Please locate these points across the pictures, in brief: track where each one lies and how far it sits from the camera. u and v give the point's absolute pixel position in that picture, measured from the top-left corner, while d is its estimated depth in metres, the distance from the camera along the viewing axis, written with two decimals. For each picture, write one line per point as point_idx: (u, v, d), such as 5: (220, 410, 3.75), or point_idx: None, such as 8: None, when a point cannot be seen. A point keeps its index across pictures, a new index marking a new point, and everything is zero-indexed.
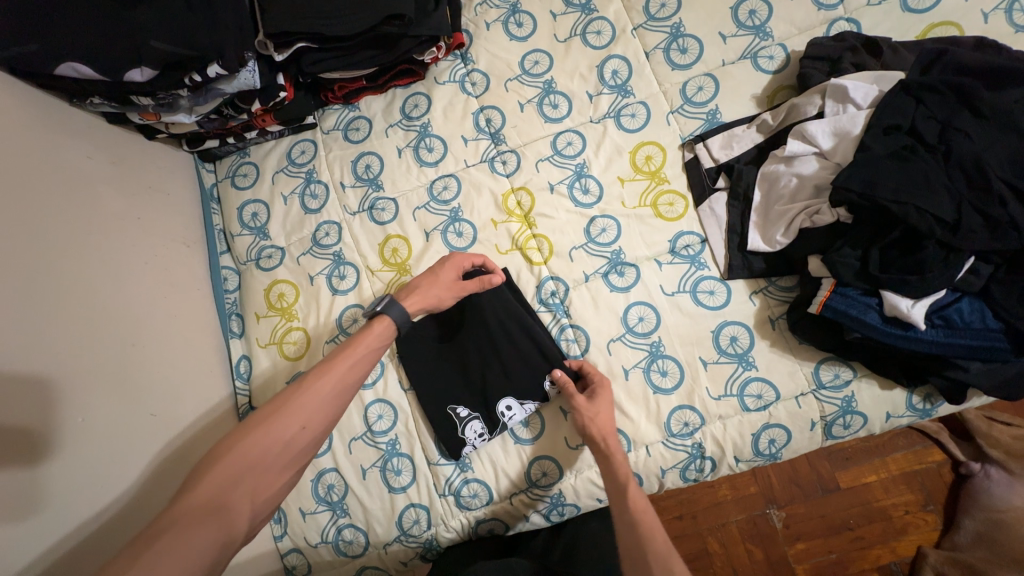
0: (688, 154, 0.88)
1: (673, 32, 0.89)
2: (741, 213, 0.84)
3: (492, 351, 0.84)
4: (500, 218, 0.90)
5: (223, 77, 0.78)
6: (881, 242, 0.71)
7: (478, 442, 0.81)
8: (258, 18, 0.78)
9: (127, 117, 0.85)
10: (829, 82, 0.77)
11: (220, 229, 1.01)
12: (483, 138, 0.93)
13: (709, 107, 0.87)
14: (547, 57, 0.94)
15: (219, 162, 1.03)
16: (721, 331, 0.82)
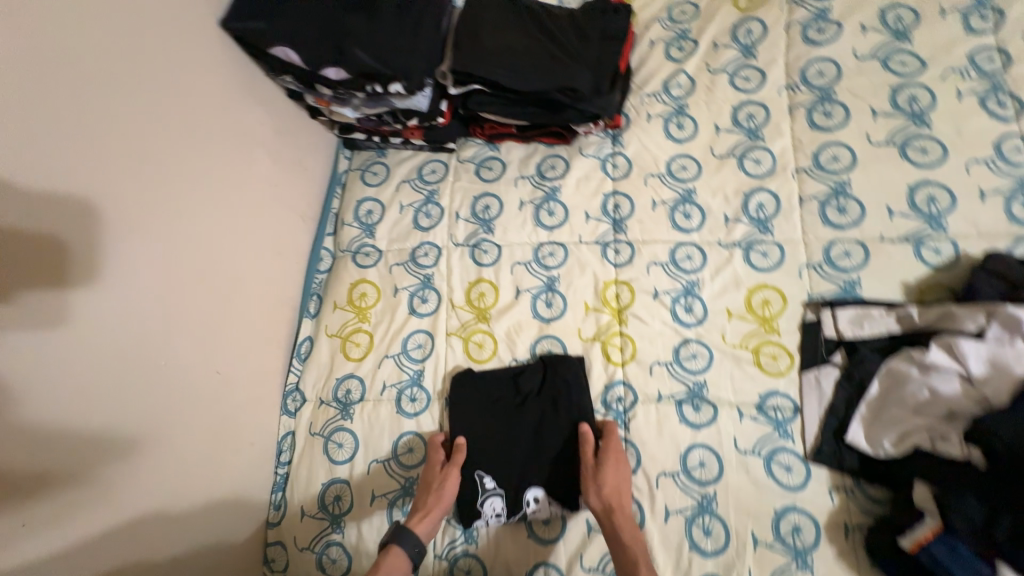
0: (810, 315, 0.82)
1: (836, 188, 0.85)
2: (848, 398, 0.77)
3: (540, 432, 0.81)
4: (593, 304, 0.88)
5: (399, 95, 0.83)
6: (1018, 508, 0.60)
7: (492, 521, 0.78)
8: (450, 54, 0.85)
9: (303, 96, 0.92)
10: (1001, 306, 0.69)
11: (334, 212, 1.06)
12: (605, 221, 0.92)
13: (849, 276, 0.81)
14: (696, 166, 0.92)
15: (357, 152, 1.08)
16: (784, 516, 0.74)
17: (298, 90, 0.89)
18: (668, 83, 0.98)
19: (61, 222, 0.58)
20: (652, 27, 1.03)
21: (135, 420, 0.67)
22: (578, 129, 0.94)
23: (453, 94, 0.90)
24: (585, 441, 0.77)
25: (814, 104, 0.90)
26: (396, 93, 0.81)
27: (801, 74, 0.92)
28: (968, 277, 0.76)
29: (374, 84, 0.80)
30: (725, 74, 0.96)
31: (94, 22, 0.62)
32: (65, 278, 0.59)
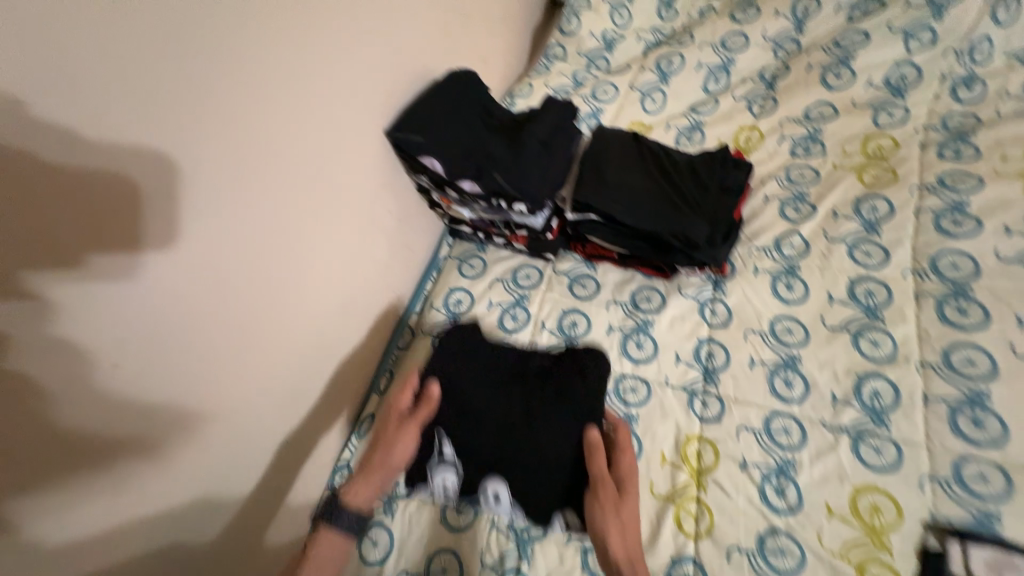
0: (931, 539, 0.70)
1: (971, 396, 0.76)
2: None
3: (552, 432, 0.79)
4: (671, 457, 0.81)
5: (520, 212, 0.90)
6: None
7: (438, 492, 0.81)
8: (573, 184, 0.92)
9: (428, 191, 1.01)
10: None
11: (425, 294, 1.10)
12: (695, 368, 0.88)
13: (986, 505, 0.70)
14: (803, 332, 0.87)
15: (459, 241, 1.15)
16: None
17: (427, 187, 0.98)
18: (780, 240, 0.97)
19: (139, 165, 0.48)
20: (769, 182, 1.05)
21: (162, 432, 0.59)
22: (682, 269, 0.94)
23: (566, 216, 0.95)
24: (594, 449, 0.76)
25: (946, 296, 0.84)
26: (518, 211, 0.88)
27: (930, 261, 0.88)
28: None
29: (502, 201, 0.87)
30: (843, 244, 0.94)
31: (307, 122, 0.70)
32: (144, 236, 0.51)
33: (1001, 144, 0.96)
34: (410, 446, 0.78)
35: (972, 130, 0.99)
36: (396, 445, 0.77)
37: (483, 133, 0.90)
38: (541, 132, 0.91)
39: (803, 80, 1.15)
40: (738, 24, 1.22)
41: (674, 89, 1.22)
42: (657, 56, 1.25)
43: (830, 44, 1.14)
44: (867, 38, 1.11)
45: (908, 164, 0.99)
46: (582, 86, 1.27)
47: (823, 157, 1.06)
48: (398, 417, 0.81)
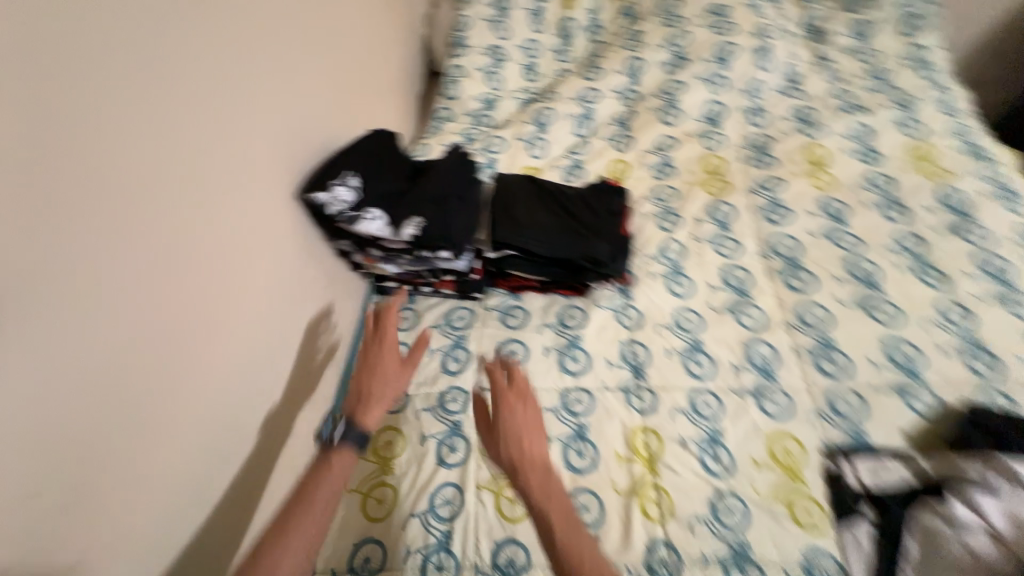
0: (831, 465, 0.86)
1: (821, 342, 0.98)
2: (889, 554, 0.76)
3: (448, 183, 1.00)
4: (623, 453, 0.90)
5: (443, 259, 0.97)
6: None
7: (339, 202, 0.88)
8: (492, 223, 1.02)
9: (350, 254, 1.03)
10: (992, 454, 0.78)
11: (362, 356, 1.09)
12: (625, 369, 1.00)
13: (855, 423, 0.89)
14: (698, 319, 1.05)
15: (386, 296, 1.15)
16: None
17: (349, 250, 1.01)
18: (663, 247, 1.17)
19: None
20: (643, 203, 1.26)
21: (93, 491, 0.51)
22: (594, 284, 1.07)
23: (489, 257, 1.04)
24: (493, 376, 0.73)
25: (786, 269, 1.09)
26: (441, 257, 0.95)
27: (770, 245, 1.13)
28: (956, 426, 0.86)
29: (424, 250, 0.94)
30: (708, 242, 1.16)
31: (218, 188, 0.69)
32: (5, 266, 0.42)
33: (789, 153, 1.28)
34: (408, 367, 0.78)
35: (771, 144, 1.31)
36: (391, 378, 0.77)
37: (394, 190, 0.98)
38: (446, 182, 1.00)
39: (648, 118, 1.41)
40: (589, 82, 1.47)
41: (551, 136, 1.41)
42: (532, 111, 1.45)
43: (660, 92, 1.44)
44: (684, 86, 1.42)
45: (735, 175, 1.27)
46: (473, 142, 1.41)
47: (678, 177, 1.30)
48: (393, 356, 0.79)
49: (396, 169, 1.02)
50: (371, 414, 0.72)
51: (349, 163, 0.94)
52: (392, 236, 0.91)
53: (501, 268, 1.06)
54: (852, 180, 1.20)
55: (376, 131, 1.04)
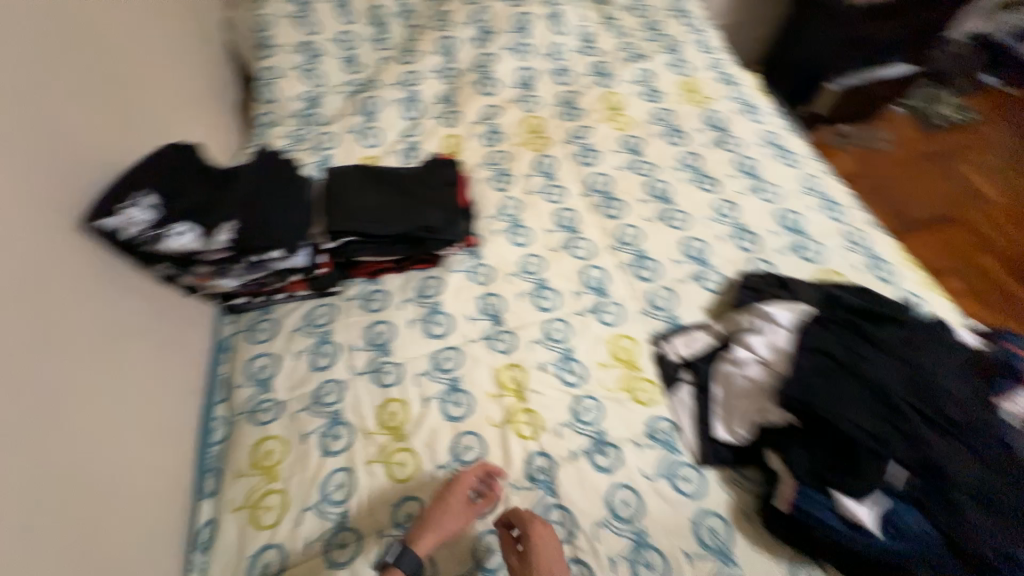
0: (657, 348, 1.05)
1: (638, 255, 1.17)
2: (703, 401, 0.97)
3: (264, 186, 1.00)
4: (494, 391, 0.98)
5: (279, 258, 0.99)
6: (812, 443, 0.85)
7: (137, 222, 0.85)
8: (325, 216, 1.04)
9: (175, 279, 0.99)
10: (754, 305, 1.04)
11: (224, 378, 1.05)
12: (486, 320, 1.07)
13: (670, 312, 1.10)
14: (542, 261, 1.16)
15: (241, 311, 1.12)
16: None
17: (172, 274, 0.97)
18: (502, 204, 1.24)
19: None
20: (478, 170, 1.32)
21: None
22: (442, 252, 1.13)
23: (329, 249, 1.06)
24: (526, 521, 0.79)
25: (604, 202, 1.26)
26: (275, 257, 0.97)
27: (588, 184, 1.29)
28: (737, 294, 1.11)
29: (252, 254, 0.95)
30: (538, 192, 1.27)
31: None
32: None
33: (593, 103, 1.46)
34: (461, 516, 0.81)
35: (578, 97, 1.48)
36: (449, 520, 0.80)
37: (206, 202, 0.95)
38: (260, 184, 1.00)
39: (470, 92, 1.50)
40: (407, 67, 1.51)
41: (381, 124, 1.43)
42: (356, 104, 1.45)
43: (475, 68, 1.53)
44: (495, 61, 1.52)
45: (554, 129, 1.40)
46: (303, 144, 1.38)
47: (507, 139, 1.39)
48: (461, 500, 0.82)
49: (197, 182, 0.97)
50: (425, 544, 0.77)
51: (140, 184, 0.89)
52: (212, 246, 0.92)
53: (348, 258, 1.08)
54: (643, 118, 1.41)
55: (159, 148, 0.98)
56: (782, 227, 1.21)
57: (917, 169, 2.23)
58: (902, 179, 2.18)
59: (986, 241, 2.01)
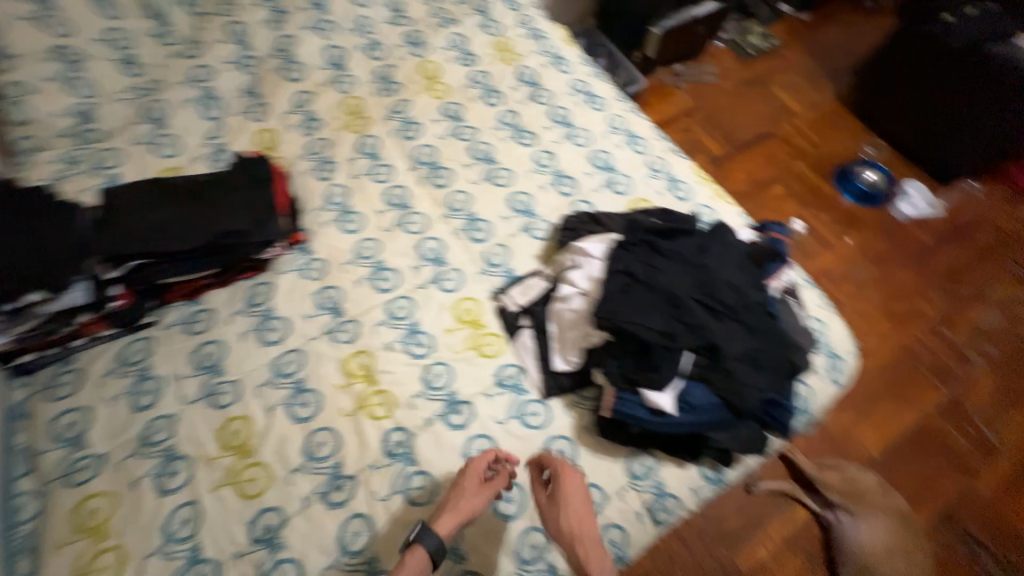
0: (573, 251, 1.06)
1: (555, 174, 1.25)
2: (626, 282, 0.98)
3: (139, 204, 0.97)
4: (452, 325, 1.05)
5: (175, 272, 0.98)
6: (718, 291, 0.97)
7: None
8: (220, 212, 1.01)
9: (63, 335, 0.93)
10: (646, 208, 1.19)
11: (153, 380, 0.95)
12: (428, 263, 1.13)
13: (580, 216, 1.13)
14: (467, 197, 1.21)
15: (162, 312, 1.02)
16: (635, 400, 0.89)
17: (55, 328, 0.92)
18: (416, 154, 1.28)
19: None
20: (384, 123, 1.33)
21: None
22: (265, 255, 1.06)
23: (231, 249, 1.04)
24: (549, 467, 0.84)
25: (514, 133, 1.31)
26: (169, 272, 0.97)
27: (496, 120, 1.34)
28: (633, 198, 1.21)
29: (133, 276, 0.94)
30: (451, 135, 1.31)
31: None
32: None
33: (482, 43, 1.48)
34: (483, 492, 0.82)
35: (467, 39, 1.49)
36: (468, 500, 0.81)
37: (75, 232, 0.90)
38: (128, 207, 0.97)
39: (355, 49, 1.45)
40: (279, 32, 1.41)
41: (269, 96, 1.35)
42: (236, 81, 1.35)
43: (354, 26, 1.47)
44: (373, 22, 1.50)
45: (449, 74, 1.42)
46: (186, 129, 1.27)
47: (405, 90, 1.39)
48: (474, 480, 0.83)
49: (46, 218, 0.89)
50: (445, 521, 0.79)
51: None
52: (89, 290, 0.90)
53: (251, 259, 1.06)
54: (532, 51, 1.47)
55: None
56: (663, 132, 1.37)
57: (740, 95, 2.68)
58: (735, 108, 2.64)
59: (795, 151, 2.55)
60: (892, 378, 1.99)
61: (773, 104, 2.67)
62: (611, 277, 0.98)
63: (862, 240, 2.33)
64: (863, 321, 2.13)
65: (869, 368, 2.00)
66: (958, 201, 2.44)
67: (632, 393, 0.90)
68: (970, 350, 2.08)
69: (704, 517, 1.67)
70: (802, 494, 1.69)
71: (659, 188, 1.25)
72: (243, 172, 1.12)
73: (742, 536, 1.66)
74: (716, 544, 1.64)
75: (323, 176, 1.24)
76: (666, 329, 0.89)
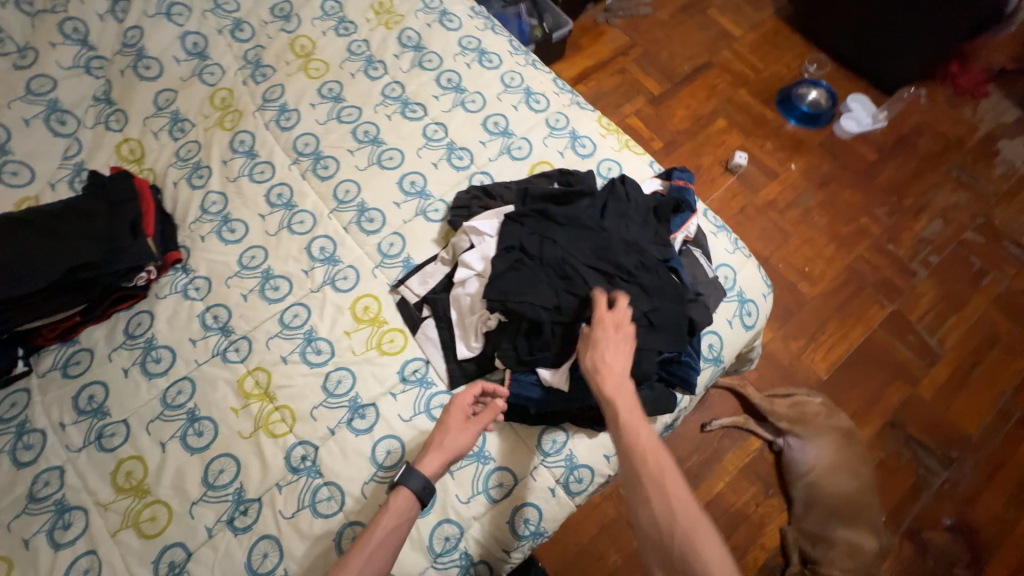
0: (462, 235, 1.01)
1: (448, 147, 1.16)
2: (517, 257, 0.93)
3: None
4: (351, 327, 1.00)
5: (34, 317, 0.91)
6: (613, 253, 0.92)
7: None
8: (65, 244, 0.92)
9: None
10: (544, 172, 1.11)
11: (36, 432, 0.90)
12: (319, 264, 1.05)
13: (470, 194, 1.08)
14: (355, 185, 1.12)
15: (37, 360, 0.96)
16: (531, 379, 0.90)
17: None
18: (297, 146, 1.16)
19: None
20: (257, 114, 1.20)
21: None
22: (136, 282, 0.99)
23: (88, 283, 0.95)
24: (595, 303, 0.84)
25: (401, 107, 1.20)
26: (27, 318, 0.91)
27: (380, 94, 1.22)
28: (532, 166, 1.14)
29: None
30: (333, 119, 1.19)
31: None
32: None
33: (359, 8, 1.33)
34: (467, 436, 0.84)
35: (341, 5, 1.34)
36: (453, 438, 0.84)
37: None
38: None
39: (215, 32, 1.29)
40: (125, 26, 1.26)
41: (124, 101, 1.21)
42: (85, 89, 1.21)
43: (210, 6, 1.31)
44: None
45: (325, 48, 1.28)
46: (32, 151, 1.14)
47: (278, 72, 1.25)
48: (460, 418, 0.86)
49: None
50: (429, 461, 0.81)
51: None
52: None
53: (118, 288, 0.98)
54: (414, 9, 1.33)
55: None
56: (563, 84, 1.26)
57: (674, 24, 2.51)
58: (670, 41, 2.47)
59: (737, 80, 2.39)
60: (839, 304, 1.95)
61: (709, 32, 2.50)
62: (501, 259, 0.93)
63: (811, 163, 2.21)
64: (811, 250, 2.05)
65: (815, 298, 1.96)
66: (902, 112, 2.33)
67: (527, 372, 0.90)
68: (915, 262, 2.03)
69: None
70: (755, 424, 1.73)
71: (561, 148, 1.16)
72: (98, 195, 1.02)
73: (700, 473, 1.70)
74: None
75: (197, 184, 1.13)
76: (558, 305, 0.87)
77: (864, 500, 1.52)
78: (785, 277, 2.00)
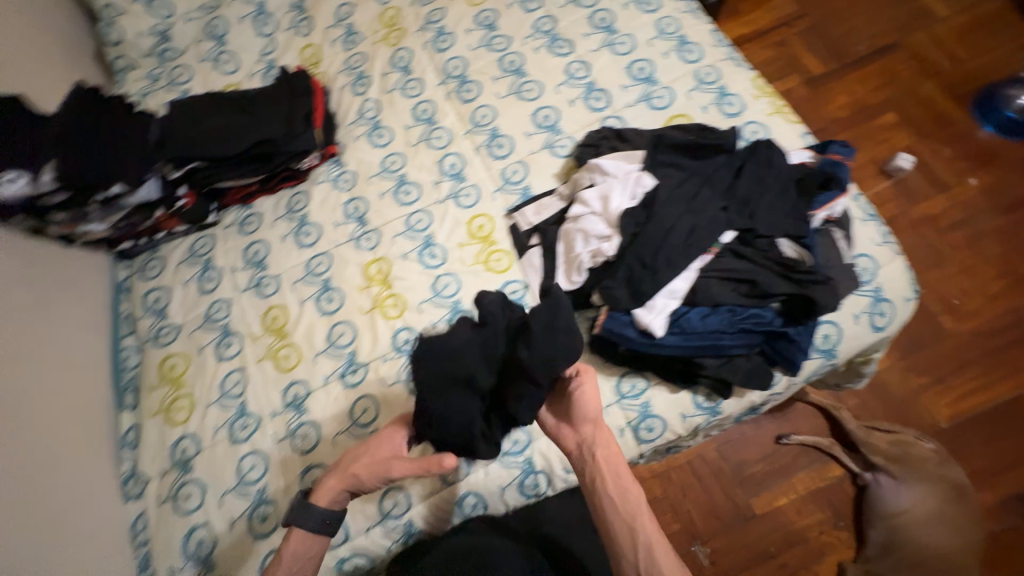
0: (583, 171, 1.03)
1: (588, 87, 1.16)
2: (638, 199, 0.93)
3: (194, 117, 1.11)
4: (465, 241, 1.09)
5: (227, 180, 1.12)
6: None
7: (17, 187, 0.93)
8: (258, 124, 1.11)
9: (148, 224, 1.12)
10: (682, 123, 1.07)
11: (215, 270, 1.13)
12: (446, 179, 1.14)
13: (600, 134, 1.08)
14: (492, 111, 1.18)
15: (223, 214, 1.19)
16: (625, 319, 0.89)
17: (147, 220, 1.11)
18: (447, 68, 1.24)
19: None
20: (417, 34, 1.29)
21: None
22: (302, 166, 1.16)
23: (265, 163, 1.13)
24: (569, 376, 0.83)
25: (549, 42, 1.22)
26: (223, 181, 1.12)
27: (531, 27, 1.24)
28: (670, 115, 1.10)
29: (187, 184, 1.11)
30: (483, 46, 1.24)
31: None
32: None
33: None
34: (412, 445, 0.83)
35: None
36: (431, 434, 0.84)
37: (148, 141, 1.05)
38: (185, 118, 1.10)
39: None
40: None
41: (312, 10, 1.38)
42: None
43: None
44: None
45: None
46: (240, 45, 1.35)
47: None
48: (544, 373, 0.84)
49: (119, 123, 1.04)
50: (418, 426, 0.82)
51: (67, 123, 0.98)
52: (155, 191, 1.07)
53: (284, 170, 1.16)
54: None
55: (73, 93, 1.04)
56: (722, 37, 1.18)
57: None
58: (851, 14, 2.14)
59: (926, 67, 2.02)
60: (989, 349, 1.65)
61: (904, 9, 2.12)
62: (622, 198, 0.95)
63: (999, 180, 1.83)
64: (970, 281, 1.73)
65: (958, 336, 1.67)
66: None
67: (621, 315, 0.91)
68: None
69: (723, 458, 1.64)
70: (842, 451, 1.57)
71: (705, 103, 1.10)
72: (285, 87, 1.20)
73: (763, 482, 1.60)
74: (732, 485, 1.61)
75: (359, 91, 1.27)
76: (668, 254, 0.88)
77: (957, 561, 1.34)
78: (925, 305, 1.72)
